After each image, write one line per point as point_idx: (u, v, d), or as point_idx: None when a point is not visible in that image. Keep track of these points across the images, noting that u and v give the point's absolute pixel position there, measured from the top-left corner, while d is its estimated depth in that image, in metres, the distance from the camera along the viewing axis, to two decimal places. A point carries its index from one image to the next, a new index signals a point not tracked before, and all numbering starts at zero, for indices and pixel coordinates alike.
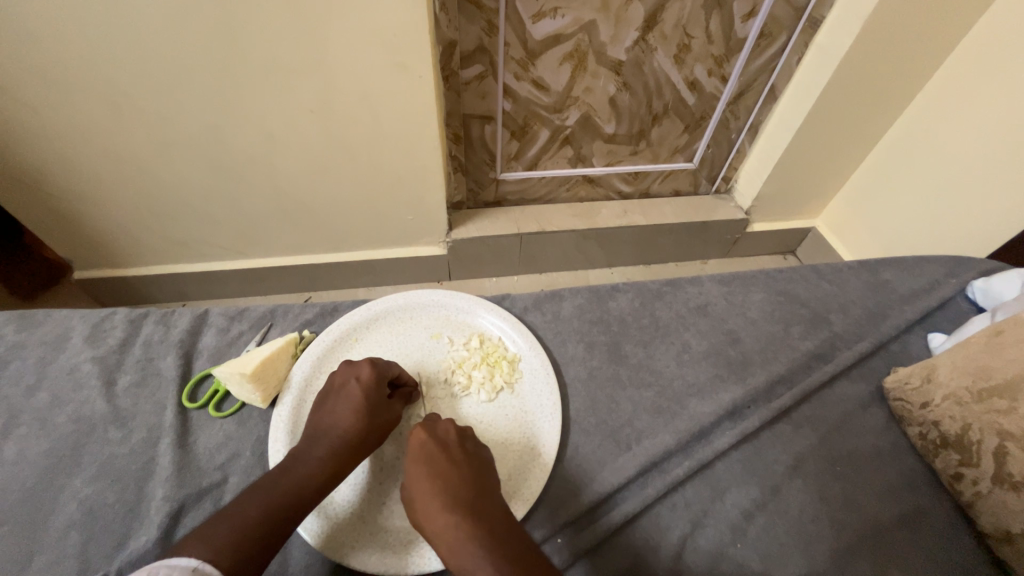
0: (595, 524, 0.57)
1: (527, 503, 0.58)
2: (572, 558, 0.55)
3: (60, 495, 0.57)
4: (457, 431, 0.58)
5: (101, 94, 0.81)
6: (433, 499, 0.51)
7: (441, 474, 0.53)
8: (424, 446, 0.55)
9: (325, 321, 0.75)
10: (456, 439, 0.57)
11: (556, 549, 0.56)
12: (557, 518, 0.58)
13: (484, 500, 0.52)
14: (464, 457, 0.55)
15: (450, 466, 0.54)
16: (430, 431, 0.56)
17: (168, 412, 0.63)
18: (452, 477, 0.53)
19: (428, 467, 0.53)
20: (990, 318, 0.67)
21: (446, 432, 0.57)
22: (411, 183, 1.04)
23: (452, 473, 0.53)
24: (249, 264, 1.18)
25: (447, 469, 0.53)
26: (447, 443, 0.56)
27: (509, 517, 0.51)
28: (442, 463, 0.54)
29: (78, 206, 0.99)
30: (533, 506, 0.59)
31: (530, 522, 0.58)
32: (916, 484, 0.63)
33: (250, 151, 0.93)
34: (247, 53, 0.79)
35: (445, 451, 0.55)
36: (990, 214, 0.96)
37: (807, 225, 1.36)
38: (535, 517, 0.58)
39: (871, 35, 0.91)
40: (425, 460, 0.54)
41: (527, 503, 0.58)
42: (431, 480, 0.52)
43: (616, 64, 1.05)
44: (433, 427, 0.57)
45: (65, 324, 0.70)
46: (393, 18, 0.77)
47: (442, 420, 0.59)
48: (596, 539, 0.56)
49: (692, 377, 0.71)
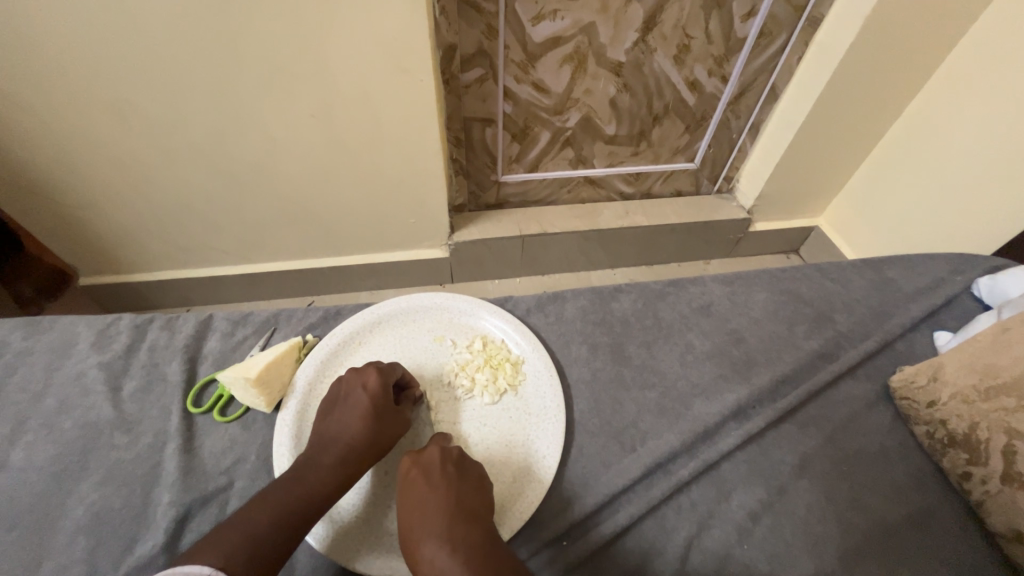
0: (588, 535, 0.57)
1: (513, 529, 0.57)
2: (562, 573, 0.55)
3: (67, 500, 0.58)
4: (441, 453, 0.57)
5: (106, 102, 0.82)
6: (414, 527, 0.52)
7: (420, 503, 0.53)
8: (408, 475, 0.56)
9: (329, 324, 0.75)
10: (439, 463, 0.56)
11: (541, 568, 0.55)
12: (543, 536, 0.57)
13: (462, 527, 0.51)
14: (444, 481, 0.55)
15: (430, 493, 0.54)
16: (414, 457, 0.57)
17: (173, 417, 0.64)
18: (429, 506, 0.53)
19: (409, 496, 0.54)
20: (996, 316, 0.66)
21: (430, 457, 0.57)
22: (412, 187, 1.04)
23: (431, 501, 0.53)
24: (252, 269, 1.18)
25: (427, 497, 0.53)
26: (430, 469, 0.56)
27: (489, 543, 0.51)
28: (423, 491, 0.54)
29: (83, 213, 0.99)
30: (522, 528, 0.58)
31: (515, 542, 0.57)
32: (924, 483, 0.62)
33: (253, 156, 0.94)
34: (249, 57, 0.79)
35: (427, 478, 0.55)
36: (994, 210, 0.96)
37: (810, 224, 1.36)
38: (522, 535, 0.57)
39: (871, 32, 0.91)
40: (408, 489, 0.55)
41: (520, 521, 0.57)
42: (412, 509, 0.53)
43: (615, 65, 1.06)
44: (418, 453, 0.58)
45: (72, 330, 0.71)
46: (393, 23, 0.77)
47: (431, 441, 0.59)
48: (585, 553, 0.55)
49: (696, 378, 0.70)
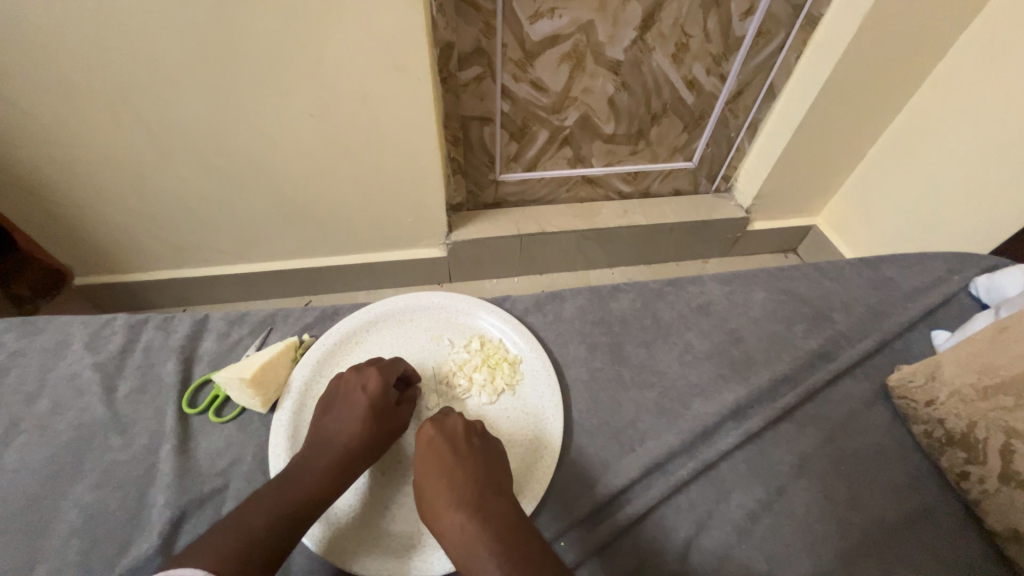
0: (607, 521, 0.57)
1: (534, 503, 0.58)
2: (586, 554, 0.56)
3: (62, 502, 0.57)
4: (465, 426, 0.57)
5: (101, 100, 0.81)
6: (440, 496, 0.52)
7: (448, 471, 0.53)
8: (431, 442, 0.55)
9: (325, 324, 0.74)
10: (464, 434, 0.56)
11: (571, 543, 0.56)
12: (566, 519, 0.58)
13: (492, 498, 0.51)
14: (471, 452, 0.55)
15: (457, 462, 0.53)
16: (438, 426, 0.56)
17: (169, 418, 0.63)
18: (458, 475, 0.53)
19: (435, 464, 0.54)
20: (994, 315, 0.66)
21: (454, 427, 0.57)
22: (410, 185, 1.04)
23: (459, 470, 0.53)
24: (249, 269, 1.18)
25: (454, 465, 0.53)
26: (454, 437, 0.56)
27: (518, 515, 0.51)
28: (449, 459, 0.54)
29: (78, 212, 0.99)
30: (540, 503, 0.59)
31: (540, 515, 0.59)
32: (922, 483, 0.62)
33: (250, 155, 0.93)
34: (244, 57, 0.79)
35: (452, 446, 0.55)
36: (992, 209, 0.96)
37: (808, 223, 1.36)
38: (547, 512, 0.59)
39: (869, 31, 0.91)
40: (433, 456, 0.54)
41: (534, 501, 0.58)
42: (438, 476, 0.53)
43: (614, 64, 1.05)
44: (442, 422, 0.57)
45: (66, 331, 0.70)
46: (390, 21, 0.77)
47: (452, 413, 0.59)
48: (606, 537, 0.56)
49: (695, 377, 0.70)
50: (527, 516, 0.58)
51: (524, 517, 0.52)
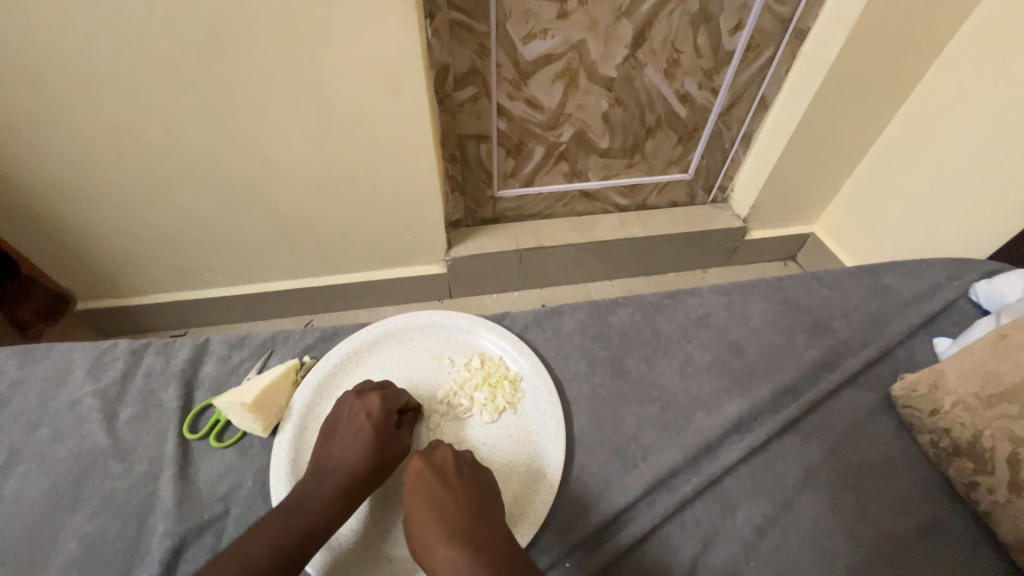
0: (604, 546, 0.56)
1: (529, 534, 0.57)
2: None
3: (61, 531, 0.57)
4: (454, 457, 0.57)
5: (105, 128, 0.83)
6: (431, 528, 0.51)
7: (438, 504, 0.52)
8: (420, 476, 0.55)
9: (326, 345, 0.74)
10: (454, 464, 0.56)
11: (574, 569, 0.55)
12: (564, 542, 0.57)
13: (484, 528, 0.51)
14: (461, 483, 0.55)
15: (447, 494, 0.53)
16: (426, 459, 0.56)
17: (169, 444, 0.63)
18: (448, 506, 0.52)
19: (425, 497, 0.53)
20: (995, 321, 0.66)
21: (444, 459, 0.57)
22: (408, 204, 1.05)
23: (450, 501, 0.52)
24: (249, 289, 1.18)
25: (443, 497, 0.53)
26: (444, 470, 0.56)
27: (511, 544, 0.51)
28: (438, 491, 0.53)
29: (82, 238, 1.00)
30: (538, 532, 0.58)
31: (534, 550, 0.57)
32: (931, 494, 0.61)
33: (251, 178, 0.95)
34: (247, 84, 0.81)
35: (441, 478, 0.55)
36: (990, 215, 0.96)
37: (806, 231, 1.37)
38: (544, 541, 0.57)
39: (856, 43, 0.93)
40: (422, 490, 0.54)
41: (532, 527, 0.57)
42: (428, 509, 0.52)
43: (607, 80, 1.07)
44: (430, 455, 0.57)
45: (68, 357, 0.70)
46: (388, 46, 0.79)
47: (440, 445, 0.59)
48: (604, 563, 0.55)
49: (696, 390, 0.70)
50: (524, 546, 0.56)
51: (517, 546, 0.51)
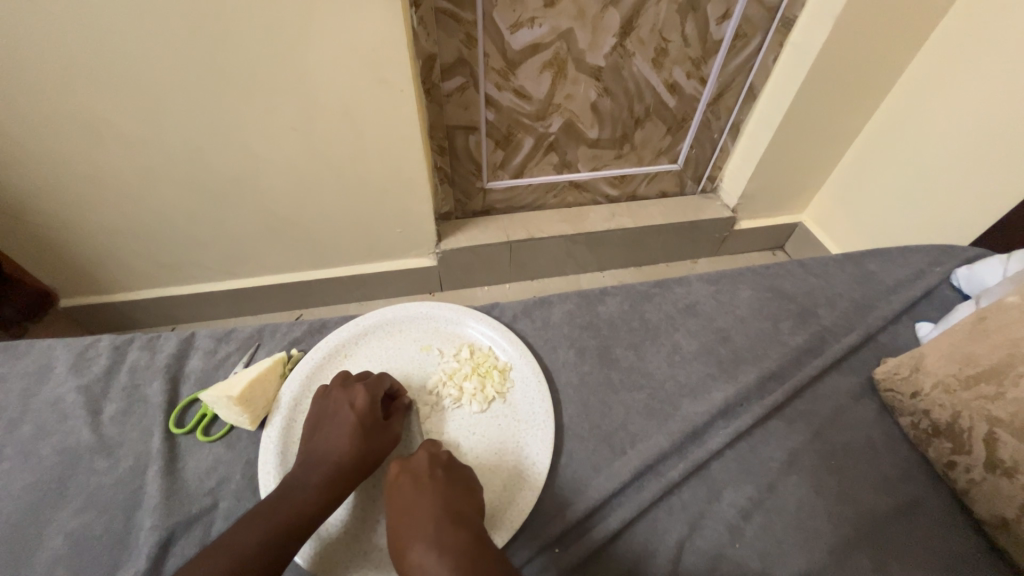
0: (593, 531, 0.57)
1: (512, 527, 0.57)
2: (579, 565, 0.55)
3: (46, 528, 0.56)
4: (430, 460, 0.57)
5: (84, 121, 0.81)
6: (401, 532, 0.51)
7: (409, 508, 0.53)
8: (395, 481, 0.56)
9: (314, 338, 0.74)
10: (427, 467, 0.56)
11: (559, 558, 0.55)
12: (554, 528, 0.57)
13: (453, 529, 0.51)
14: (433, 483, 0.55)
15: (417, 497, 0.53)
16: (402, 465, 0.57)
17: (155, 439, 0.62)
18: (418, 509, 0.52)
19: (398, 501, 0.54)
20: (975, 305, 0.67)
21: (419, 463, 0.57)
22: (396, 196, 1.04)
23: (421, 503, 0.53)
24: (237, 284, 1.17)
25: (414, 501, 0.53)
26: (418, 473, 0.56)
27: (480, 544, 0.50)
28: (409, 496, 0.54)
29: (63, 234, 0.98)
30: (516, 533, 0.57)
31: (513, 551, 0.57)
32: (912, 474, 0.63)
33: (237, 171, 0.93)
34: (229, 75, 0.79)
35: (415, 482, 0.55)
36: (973, 201, 0.98)
37: (794, 221, 1.38)
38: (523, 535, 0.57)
39: (842, 31, 0.93)
40: (395, 495, 0.55)
41: (523, 514, 0.58)
42: (400, 515, 0.53)
43: (595, 70, 1.06)
44: (407, 461, 0.57)
45: (49, 354, 0.69)
46: (371, 36, 0.78)
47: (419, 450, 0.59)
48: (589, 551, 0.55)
49: (684, 378, 0.71)
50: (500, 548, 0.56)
51: (490, 546, 0.50)
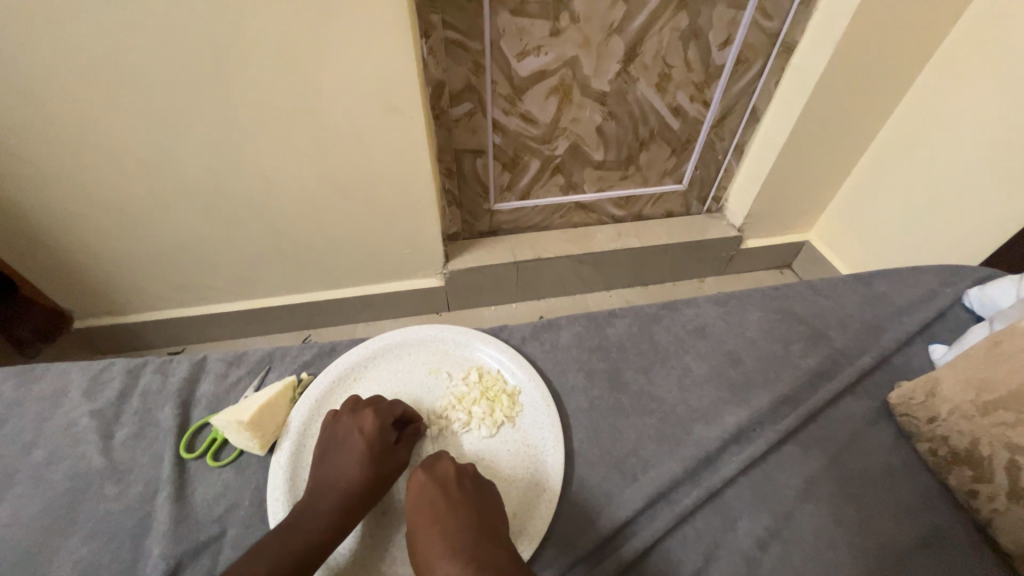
0: (605, 562, 0.56)
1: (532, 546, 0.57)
2: None
3: (55, 555, 0.56)
4: (457, 470, 0.57)
5: (107, 149, 0.84)
6: (433, 545, 0.50)
7: (440, 519, 0.52)
8: (423, 489, 0.55)
9: (324, 361, 0.74)
10: (456, 477, 0.56)
11: None
12: (566, 557, 0.56)
13: (487, 546, 0.50)
14: (463, 495, 0.54)
15: (448, 508, 0.53)
16: (428, 471, 0.56)
17: (165, 464, 0.62)
18: (450, 521, 0.52)
19: (427, 511, 0.53)
20: (989, 327, 0.67)
21: (446, 472, 0.57)
22: (405, 219, 1.06)
23: (454, 515, 0.52)
24: (248, 305, 1.18)
25: (445, 513, 0.52)
26: (446, 483, 0.55)
27: (514, 562, 0.49)
28: (439, 507, 0.53)
29: (81, 256, 1.01)
30: (543, 540, 0.58)
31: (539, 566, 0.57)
32: (932, 502, 0.61)
33: (251, 195, 0.96)
34: (247, 104, 0.82)
35: (444, 491, 0.54)
36: (982, 220, 0.97)
37: (800, 239, 1.38)
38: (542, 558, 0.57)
39: (842, 55, 0.95)
40: (424, 505, 0.54)
41: (534, 542, 0.57)
42: (430, 526, 0.52)
43: (600, 95, 1.09)
44: (433, 467, 0.57)
45: (64, 377, 0.70)
46: (384, 66, 0.81)
47: (443, 457, 0.59)
48: None
49: (695, 402, 0.70)
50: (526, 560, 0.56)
51: (522, 564, 0.50)
